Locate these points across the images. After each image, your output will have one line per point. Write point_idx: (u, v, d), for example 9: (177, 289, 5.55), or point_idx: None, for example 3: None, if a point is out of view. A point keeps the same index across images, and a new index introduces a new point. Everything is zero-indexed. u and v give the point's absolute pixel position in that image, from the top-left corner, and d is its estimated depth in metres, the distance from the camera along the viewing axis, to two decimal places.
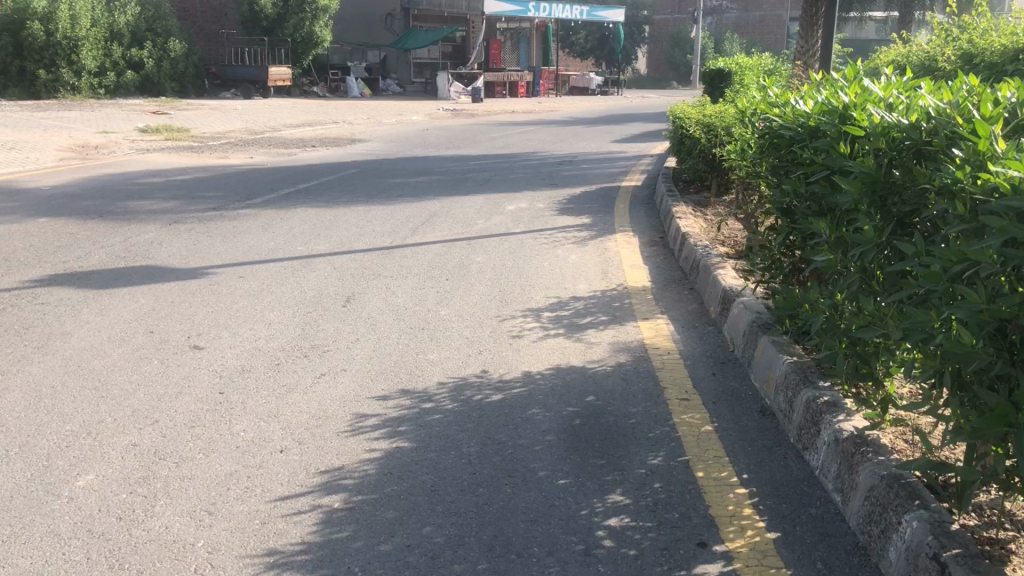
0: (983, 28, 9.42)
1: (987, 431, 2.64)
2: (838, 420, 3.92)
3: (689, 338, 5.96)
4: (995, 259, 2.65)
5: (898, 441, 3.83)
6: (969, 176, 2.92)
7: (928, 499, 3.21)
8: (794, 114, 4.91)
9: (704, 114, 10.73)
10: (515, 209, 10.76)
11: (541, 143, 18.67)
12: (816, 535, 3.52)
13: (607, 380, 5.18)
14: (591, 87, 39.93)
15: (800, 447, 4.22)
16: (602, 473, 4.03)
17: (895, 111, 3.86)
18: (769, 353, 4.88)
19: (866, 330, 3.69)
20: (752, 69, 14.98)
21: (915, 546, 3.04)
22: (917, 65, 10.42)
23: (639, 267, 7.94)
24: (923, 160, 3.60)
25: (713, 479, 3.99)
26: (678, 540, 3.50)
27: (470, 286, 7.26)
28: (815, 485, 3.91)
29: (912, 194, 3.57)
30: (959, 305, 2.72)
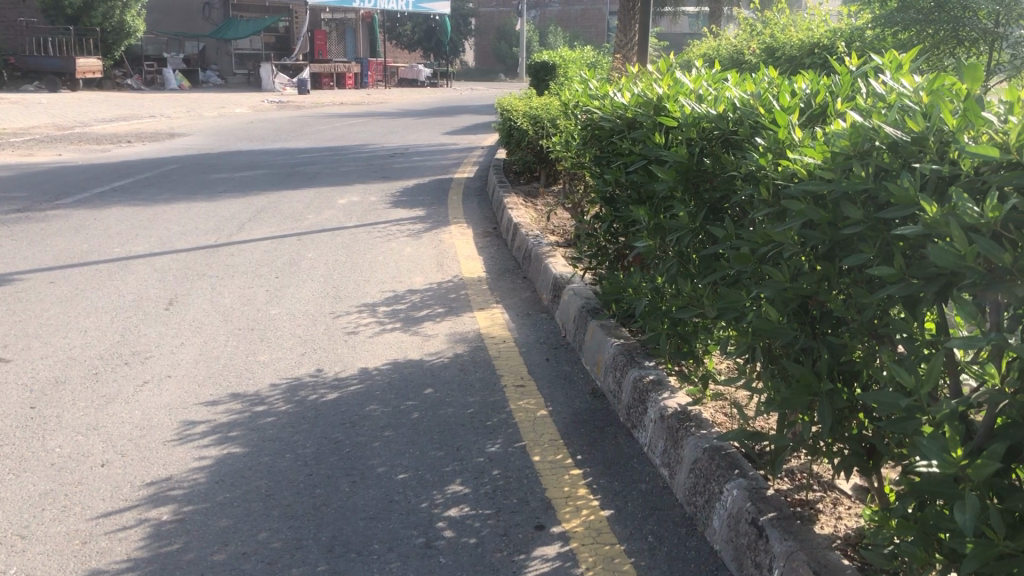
0: (783, 24, 10.08)
1: (795, 400, 2.82)
2: (663, 398, 4.11)
3: (524, 325, 6.07)
4: (796, 240, 2.84)
5: (718, 415, 4.05)
6: (771, 163, 3.12)
7: (746, 468, 3.43)
8: (612, 106, 5.09)
9: (531, 106, 10.94)
10: (347, 203, 10.61)
11: (372, 135, 18.47)
12: (647, 509, 3.68)
13: (444, 371, 5.21)
14: (420, 78, 40.00)
15: (628, 426, 4.39)
16: (441, 465, 4.05)
17: (705, 103, 4.06)
18: (598, 336, 5.05)
19: (685, 311, 3.88)
20: (575, 60, 15.36)
21: (735, 512, 3.23)
22: (725, 58, 11.01)
23: (474, 257, 8.02)
24: (730, 148, 3.80)
25: (549, 463, 4.09)
26: (517, 525, 3.57)
27: (302, 283, 7.11)
28: (644, 461, 4.08)
29: (722, 182, 3.78)
30: (766, 285, 2.90)
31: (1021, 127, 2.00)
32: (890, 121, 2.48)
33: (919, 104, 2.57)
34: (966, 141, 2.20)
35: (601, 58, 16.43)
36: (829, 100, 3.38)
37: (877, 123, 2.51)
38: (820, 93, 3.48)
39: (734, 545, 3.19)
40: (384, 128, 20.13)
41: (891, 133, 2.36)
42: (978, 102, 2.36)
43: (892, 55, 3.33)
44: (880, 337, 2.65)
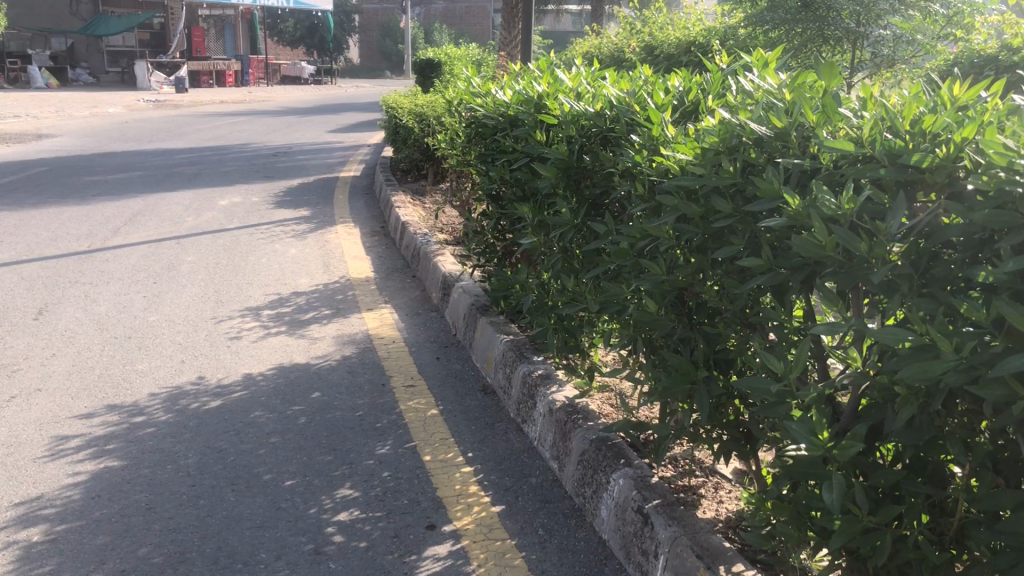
0: (661, 23, 10.33)
1: (675, 389, 2.90)
2: (551, 392, 4.16)
3: (412, 325, 6.04)
4: (672, 235, 2.91)
5: (605, 406, 4.12)
6: (646, 159, 3.19)
7: (631, 457, 3.50)
8: (494, 104, 5.11)
9: (417, 103, 10.89)
10: (228, 204, 10.32)
11: (254, 135, 18.03)
12: (537, 503, 3.72)
13: (331, 374, 5.13)
14: (304, 76, 39.31)
15: (519, 421, 4.43)
16: (329, 469, 3.99)
17: (583, 100, 4.11)
18: (487, 334, 5.07)
19: (569, 306, 3.94)
20: (461, 58, 15.35)
21: (622, 501, 3.30)
22: (607, 56, 11.22)
23: (361, 257, 7.92)
24: (608, 145, 3.86)
25: (439, 462, 4.08)
26: (407, 526, 3.55)
27: (181, 287, 6.88)
28: (534, 456, 4.12)
29: (601, 178, 3.84)
30: (645, 278, 2.97)
31: (873, 121, 2.10)
32: (755, 117, 2.57)
33: (783, 100, 2.66)
34: (825, 136, 2.29)
35: (486, 55, 16.50)
36: (701, 97, 3.48)
37: (744, 119, 2.59)
38: (692, 91, 3.57)
39: (621, 534, 3.26)
40: (268, 127, 19.66)
41: (756, 129, 2.45)
42: (835, 98, 2.47)
43: (759, 53, 3.46)
44: (752, 325, 2.75)
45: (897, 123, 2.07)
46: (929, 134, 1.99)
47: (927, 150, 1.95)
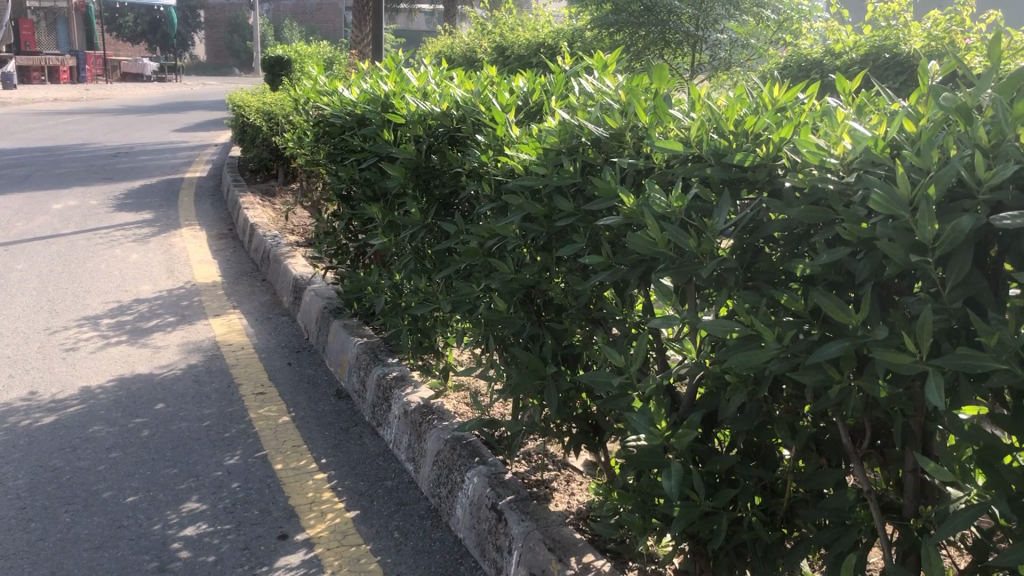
0: (512, 24, 10.44)
1: (525, 385, 2.93)
2: (405, 394, 4.13)
3: (263, 330, 5.87)
4: (518, 233, 2.95)
5: (460, 405, 4.13)
6: (492, 159, 3.22)
7: (485, 455, 3.53)
8: (341, 103, 5.03)
9: (265, 102, 10.60)
10: (62, 207, 9.75)
11: (92, 134, 17.09)
12: (392, 506, 3.69)
13: (177, 384, 4.93)
14: (145, 72, 37.61)
15: (373, 424, 4.38)
16: (174, 483, 3.83)
17: (429, 99, 4.11)
18: (340, 336, 4.99)
19: (421, 306, 3.93)
20: (311, 56, 15.05)
21: (476, 499, 3.32)
22: (459, 56, 11.24)
23: (208, 261, 7.64)
24: (455, 145, 3.88)
25: (291, 470, 3.99)
26: (258, 537, 3.45)
27: (10, 297, 6.44)
28: (389, 458, 4.09)
29: (449, 178, 3.85)
30: (493, 277, 3.00)
31: (700, 122, 2.19)
32: (592, 118, 2.63)
33: (618, 102, 2.74)
34: (657, 136, 2.37)
35: (337, 53, 16.22)
36: (544, 98, 3.54)
37: (582, 119, 2.65)
38: (536, 92, 3.62)
39: (476, 531, 3.28)
40: (107, 126, 18.69)
41: (593, 130, 2.52)
42: (667, 99, 2.56)
43: (599, 56, 3.54)
44: (596, 320, 2.82)
45: (722, 122, 2.16)
46: (751, 135, 2.09)
47: (749, 150, 2.05)
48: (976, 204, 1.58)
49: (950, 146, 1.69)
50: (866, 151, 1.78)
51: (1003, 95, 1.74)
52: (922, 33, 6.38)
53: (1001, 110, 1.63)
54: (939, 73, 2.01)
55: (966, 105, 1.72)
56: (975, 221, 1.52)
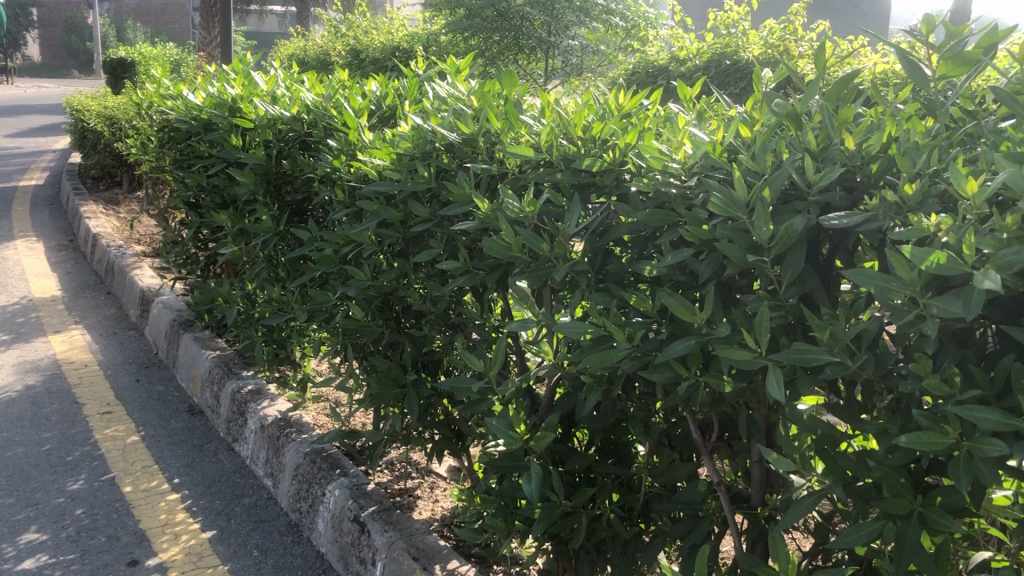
0: (365, 27, 10.32)
1: (384, 394, 2.89)
2: (262, 407, 4.01)
3: (108, 345, 5.58)
4: (374, 240, 2.91)
5: (319, 416, 4.05)
6: (344, 165, 3.16)
7: (346, 466, 3.46)
8: (185, 106, 4.83)
9: (105, 105, 10.08)
10: None
11: None
12: (250, 524, 3.57)
13: (12, 406, 4.61)
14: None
15: (229, 440, 4.23)
16: (11, 513, 3.58)
17: (278, 103, 4.00)
18: (192, 350, 4.80)
19: (275, 316, 3.81)
20: (156, 58, 14.43)
21: (338, 512, 3.25)
22: (312, 59, 11.03)
23: (45, 275, 7.20)
24: (307, 150, 3.79)
25: (141, 492, 3.80)
26: (106, 565, 3.27)
27: None
28: (247, 475, 3.96)
29: (301, 184, 3.76)
30: (350, 285, 2.94)
31: (550, 128, 2.22)
32: (445, 123, 2.62)
33: (470, 106, 2.74)
34: (509, 141, 2.38)
35: (183, 54, 15.61)
36: (397, 102, 3.51)
37: (435, 124, 2.64)
38: (388, 96, 3.59)
39: (338, 544, 3.21)
40: None
41: (446, 135, 2.51)
42: (518, 104, 2.58)
43: (451, 60, 3.54)
44: (455, 326, 2.81)
45: (570, 127, 2.22)
46: (599, 140, 2.16)
47: (597, 155, 2.09)
48: (807, 205, 1.66)
49: (782, 150, 1.77)
50: (705, 156, 1.84)
51: (829, 101, 1.85)
52: (758, 41, 6.73)
53: (826, 116, 1.73)
54: (769, 79, 2.11)
55: (796, 111, 1.81)
56: (806, 222, 1.60)
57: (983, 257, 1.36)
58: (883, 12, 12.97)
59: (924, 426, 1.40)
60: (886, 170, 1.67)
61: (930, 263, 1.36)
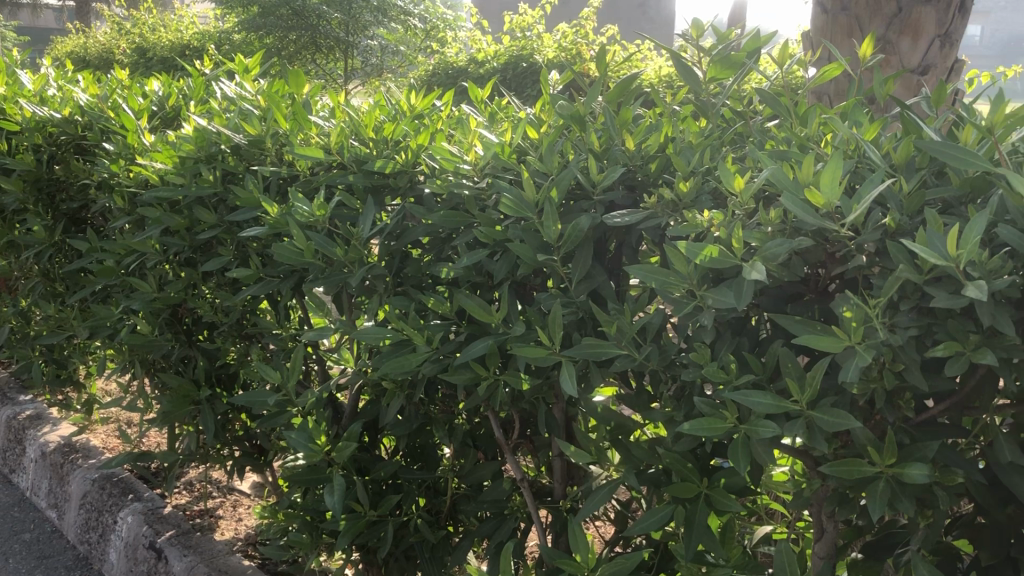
0: (152, 24, 9.77)
1: (177, 412, 2.73)
2: (42, 434, 3.70)
3: None
4: (158, 249, 2.74)
5: (109, 439, 3.78)
6: (123, 169, 2.95)
7: (140, 490, 3.25)
8: None
9: None
10: None
11: None
12: (32, 562, 3.29)
13: None
14: None
15: (6, 472, 3.88)
16: None
17: (48, 103, 3.69)
18: None
19: (52, 335, 3.52)
20: None
21: (131, 540, 3.03)
22: (93, 58, 10.33)
23: None
24: (83, 154, 3.53)
25: None
26: None
27: None
28: (27, 508, 3.64)
29: (77, 191, 3.49)
30: (134, 298, 2.75)
31: (339, 129, 2.15)
32: (230, 124, 2.49)
33: (257, 107, 2.63)
34: (297, 142, 2.29)
35: None
36: (181, 103, 3.32)
37: (221, 125, 2.51)
38: (172, 96, 3.39)
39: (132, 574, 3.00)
40: None
41: (231, 137, 2.39)
42: (307, 104, 2.50)
43: (239, 59, 3.39)
44: (249, 336, 2.69)
45: (361, 129, 2.16)
46: (390, 142, 2.12)
47: (389, 156, 2.05)
48: (593, 204, 1.70)
49: (569, 150, 1.80)
50: (495, 157, 1.84)
51: (611, 103, 1.90)
52: (552, 44, 6.92)
53: (608, 118, 1.78)
54: (556, 81, 2.14)
55: (580, 112, 1.84)
56: (591, 220, 1.62)
57: (751, 250, 1.44)
58: (668, 18, 13.70)
59: (705, 412, 1.46)
60: (664, 168, 1.74)
61: (704, 257, 1.41)
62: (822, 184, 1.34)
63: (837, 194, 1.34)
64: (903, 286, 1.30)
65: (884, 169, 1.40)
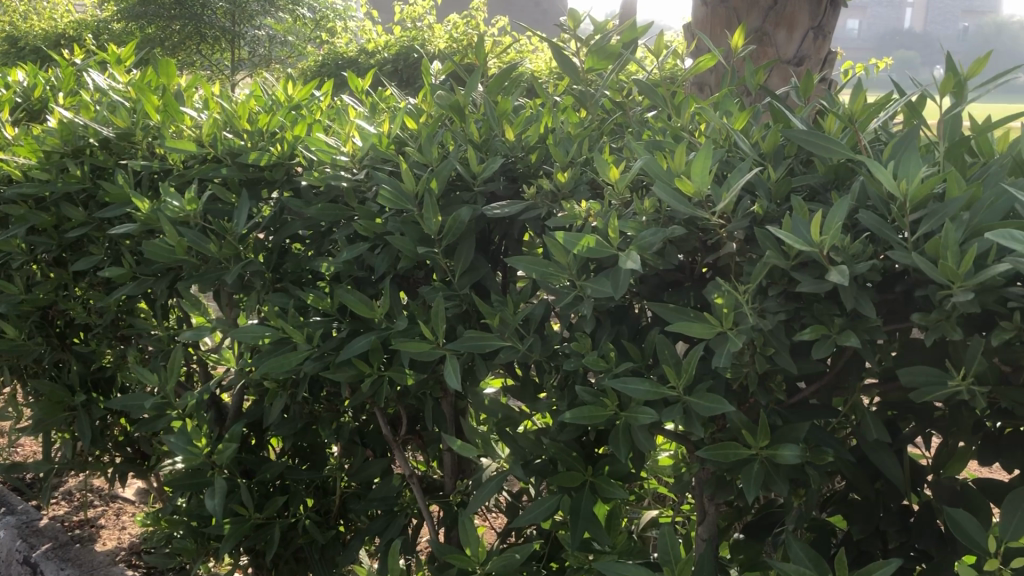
0: (21, 11, 9.27)
1: (49, 420, 2.59)
2: None
3: None
4: (24, 248, 2.59)
5: None
6: None
7: (14, 503, 3.09)
8: None
9: None
10: None
11: None
12: None
13: None
14: None
15: None
16: None
17: None
18: None
19: None
20: None
21: (5, 556, 2.88)
22: None
23: None
24: None
25: None
26: None
27: None
28: None
29: None
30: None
31: (212, 121, 2.07)
32: (98, 116, 2.37)
33: (126, 99, 2.51)
34: (169, 136, 2.19)
35: None
36: (48, 94, 3.16)
37: (87, 118, 2.39)
38: (37, 87, 3.22)
39: None
40: None
41: (99, 130, 2.28)
42: (179, 95, 2.40)
43: (111, 49, 3.25)
44: (126, 338, 2.58)
45: (235, 121, 2.08)
46: (266, 133, 2.03)
47: (265, 149, 1.99)
48: (473, 196, 1.68)
49: (449, 141, 1.78)
50: (374, 149, 1.80)
51: (491, 93, 1.88)
52: (443, 35, 6.86)
53: (487, 108, 1.75)
54: (438, 71, 2.12)
55: (459, 102, 1.82)
56: (471, 212, 1.60)
57: (627, 239, 1.45)
58: (558, 12, 13.89)
59: (586, 401, 1.46)
60: (544, 159, 1.73)
61: (581, 247, 1.41)
62: (693, 173, 1.35)
63: (707, 183, 1.35)
64: (772, 272, 1.33)
65: (753, 158, 1.43)
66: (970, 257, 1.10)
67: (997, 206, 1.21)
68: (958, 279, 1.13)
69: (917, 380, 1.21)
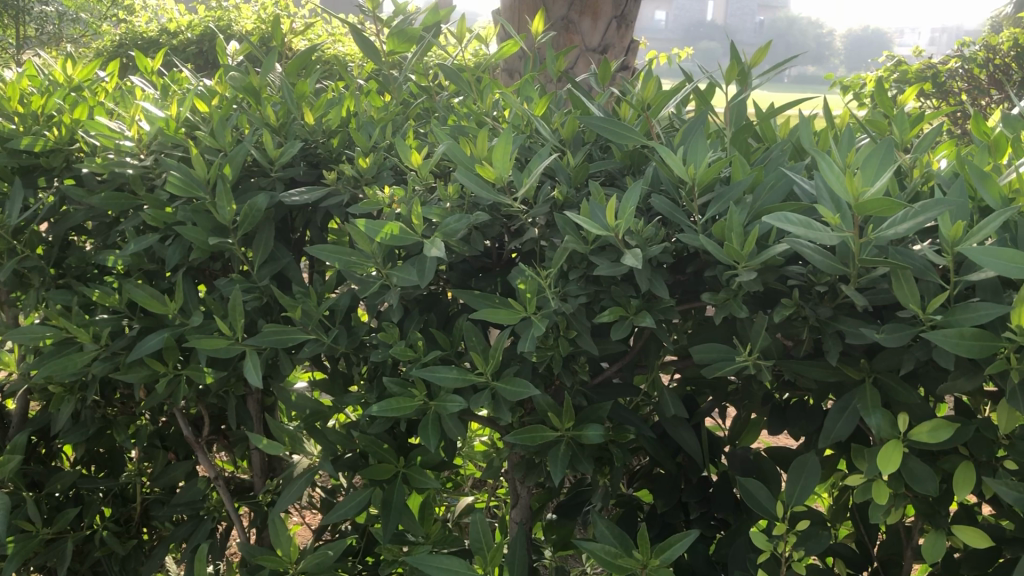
0: None
1: None
2: None
3: None
4: None
5: None
6: None
7: None
8: None
9: None
10: None
11: None
12: None
13: None
14: None
15: None
16: None
17: None
18: None
19: None
20: None
21: None
22: None
23: None
24: None
25: None
26: None
27: None
28: None
29: None
30: None
31: None
32: None
33: None
34: None
35: None
36: None
37: None
38: None
39: None
40: None
41: None
42: None
43: None
44: None
45: (2, 102, 1.87)
46: (40, 116, 1.85)
47: (39, 133, 1.81)
48: (271, 181, 1.61)
49: (243, 125, 1.69)
50: (161, 133, 1.68)
51: (290, 76, 1.81)
52: (250, 16, 6.61)
53: (284, 91, 1.68)
54: (234, 52, 2.02)
55: (253, 85, 1.73)
56: (269, 199, 1.52)
57: (431, 226, 1.42)
58: None
59: (394, 392, 1.42)
60: (345, 144, 1.69)
61: (384, 235, 1.35)
62: (494, 159, 1.34)
63: (507, 169, 1.35)
64: (572, 256, 1.34)
65: (552, 144, 1.45)
66: (751, 238, 1.15)
67: (778, 188, 1.27)
68: (742, 259, 1.18)
69: (709, 357, 1.25)
